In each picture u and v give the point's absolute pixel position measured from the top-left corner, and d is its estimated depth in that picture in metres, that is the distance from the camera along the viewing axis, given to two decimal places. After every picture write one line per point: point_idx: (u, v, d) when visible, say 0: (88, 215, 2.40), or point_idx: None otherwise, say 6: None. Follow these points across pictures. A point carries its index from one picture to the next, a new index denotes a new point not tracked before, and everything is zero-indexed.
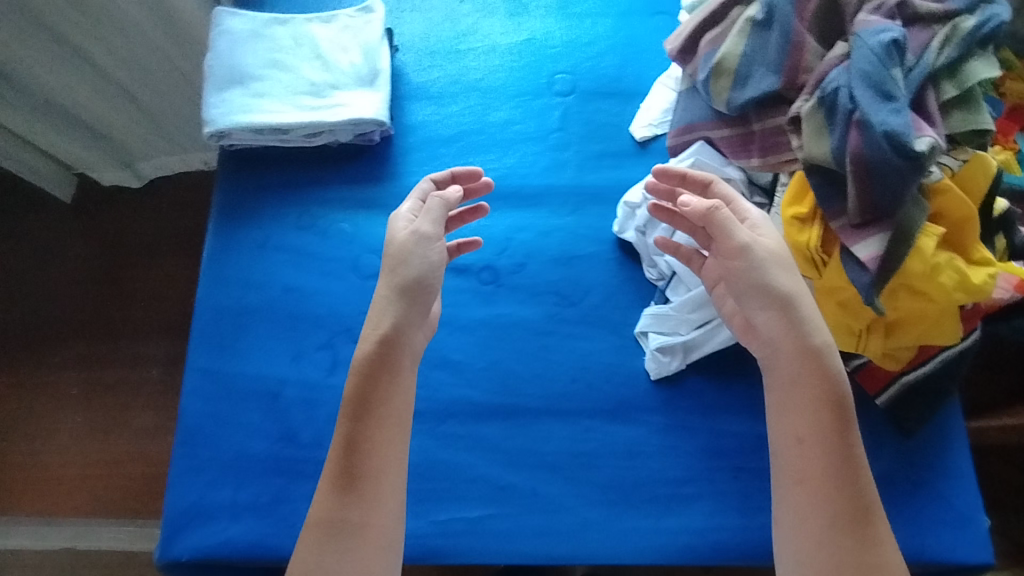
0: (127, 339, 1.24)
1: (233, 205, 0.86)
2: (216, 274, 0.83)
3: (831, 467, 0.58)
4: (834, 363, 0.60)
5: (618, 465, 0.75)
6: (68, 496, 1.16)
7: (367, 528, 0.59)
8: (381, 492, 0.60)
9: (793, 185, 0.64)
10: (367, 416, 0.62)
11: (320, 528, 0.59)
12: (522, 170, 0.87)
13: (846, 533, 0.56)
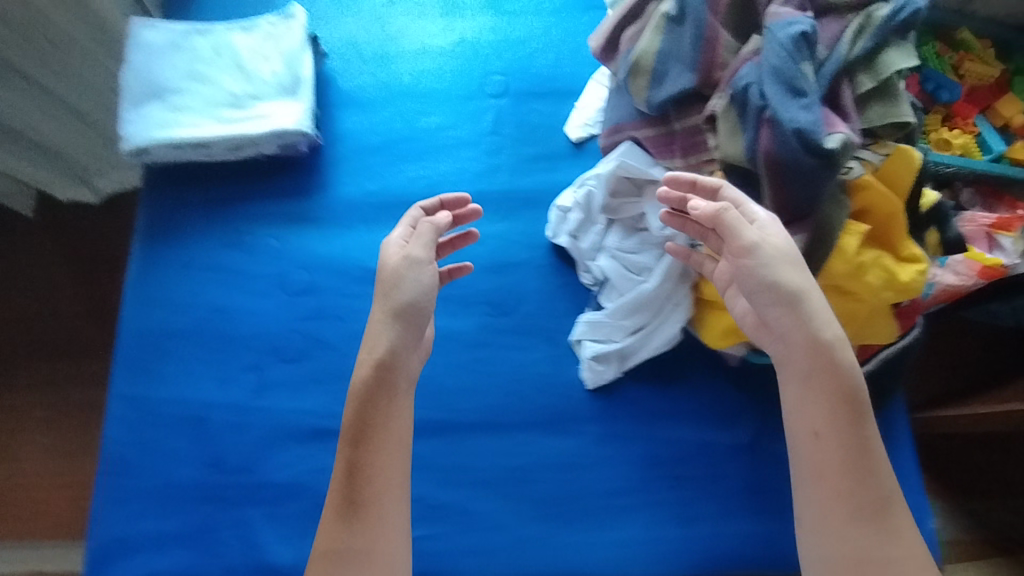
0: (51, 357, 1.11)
1: (156, 223, 0.83)
2: (140, 297, 0.80)
3: (846, 462, 0.54)
4: (846, 356, 0.55)
5: (554, 479, 0.72)
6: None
7: (372, 554, 0.57)
8: (383, 519, 0.58)
9: None
10: (366, 439, 0.59)
11: (325, 558, 0.57)
12: (454, 177, 0.84)
13: (866, 528, 0.53)
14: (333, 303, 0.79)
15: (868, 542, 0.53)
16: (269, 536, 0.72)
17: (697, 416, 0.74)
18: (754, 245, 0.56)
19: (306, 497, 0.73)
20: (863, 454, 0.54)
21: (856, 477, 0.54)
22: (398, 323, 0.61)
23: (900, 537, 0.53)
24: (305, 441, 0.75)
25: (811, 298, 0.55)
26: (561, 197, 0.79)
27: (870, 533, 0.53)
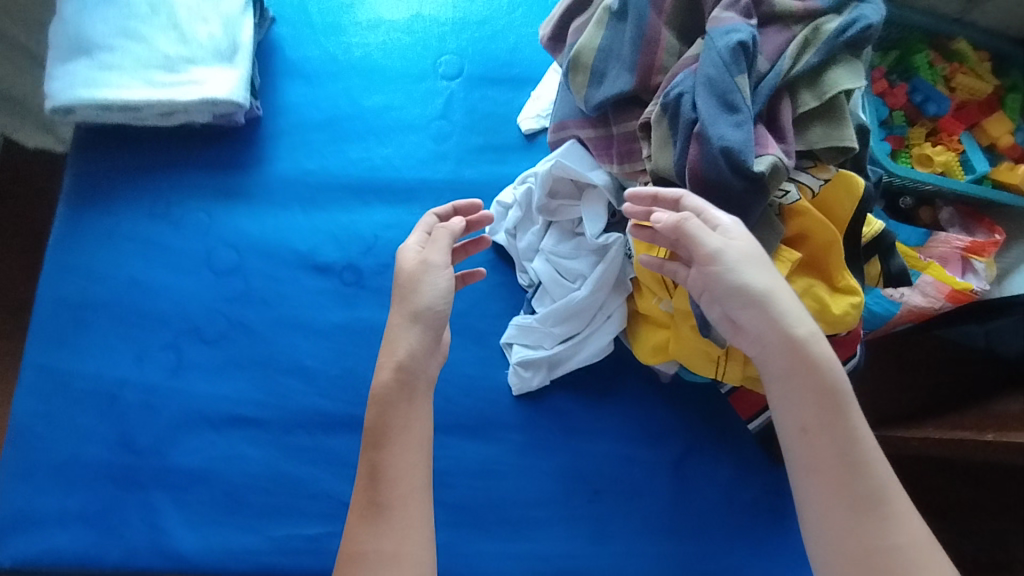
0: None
1: (83, 188, 0.80)
2: (61, 264, 0.77)
3: (841, 454, 0.49)
4: (821, 349, 0.50)
5: (470, 485, 0.70)
6: None
7: (396, 564, 0.52)
8: (407, 525, 0.54)
9: None
10: (394, 440, 0.56)
11: (349, 565, 0.53)
12: (397, 161, 0.80)
13: (869, 521, 0.48)
14: (260, 285, 0.76)
15: (876, 537, 0.48)
16: (173, 521, 0.70)
17: (625, 431, 0.71)
18: (720, 256, 0.50)
19: (214, 485, 0.71)
20: (855, 444, 0.50)
21: (852, 470, 0.49)
22: (419, 328, 0.57)
23: (903, 524, 0.49)
24: (219, 426, 0.72)
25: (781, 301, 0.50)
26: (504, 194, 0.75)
27: (877, 526, 0.48)
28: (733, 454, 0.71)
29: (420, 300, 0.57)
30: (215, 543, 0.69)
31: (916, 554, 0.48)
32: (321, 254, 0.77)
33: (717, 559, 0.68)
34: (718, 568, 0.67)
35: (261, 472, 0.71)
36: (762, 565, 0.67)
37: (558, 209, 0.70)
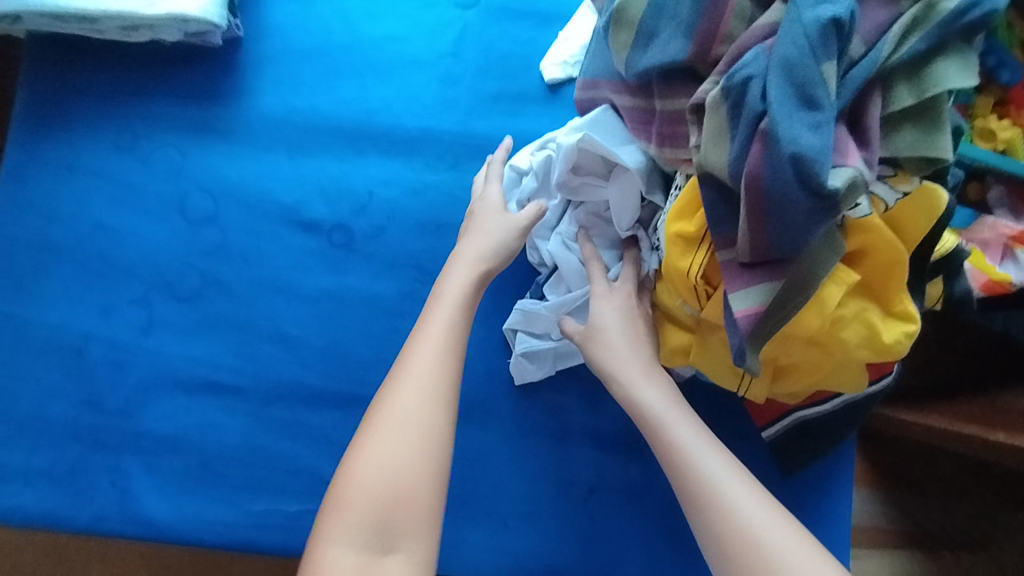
0: None
1: (39, 109, 0.70)
2: (16, 197, 0.69)
3: (675, 464, 0.55)
4: (648, 392, 0.58)
5: (459, 473, 0.66)
6: None
7: (430, 390, 0.53)
8: (448, 369, 0.54)
9: (686, 193, 0.49)
10: (448, 298, 0.58)
11: (390, 386, 0.53)
12: (398, 105, 0.70)
13: (708, 514, 0.51)
14: (239, 238, 0.69)
15: (719, 526, 0.51)
16: (144, 487, 0.66)
17: (628, 430, 0.66)
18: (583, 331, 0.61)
19: (188, 452, 0.66)
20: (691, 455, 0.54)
21: (683, 474, 0.54)
22: (495, 252, 0.61)
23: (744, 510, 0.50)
24: (192, 391, 0.67)
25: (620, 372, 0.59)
26: (518, 156, 0.65)
27: (718, 518, 0.51)
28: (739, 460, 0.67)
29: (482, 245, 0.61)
30: (188, 512, 0.66)
31: (765, 534, 0.49)
32: (307, 208, 0.69)
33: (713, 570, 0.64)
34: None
35: (237, 442, 0.67)
36: None
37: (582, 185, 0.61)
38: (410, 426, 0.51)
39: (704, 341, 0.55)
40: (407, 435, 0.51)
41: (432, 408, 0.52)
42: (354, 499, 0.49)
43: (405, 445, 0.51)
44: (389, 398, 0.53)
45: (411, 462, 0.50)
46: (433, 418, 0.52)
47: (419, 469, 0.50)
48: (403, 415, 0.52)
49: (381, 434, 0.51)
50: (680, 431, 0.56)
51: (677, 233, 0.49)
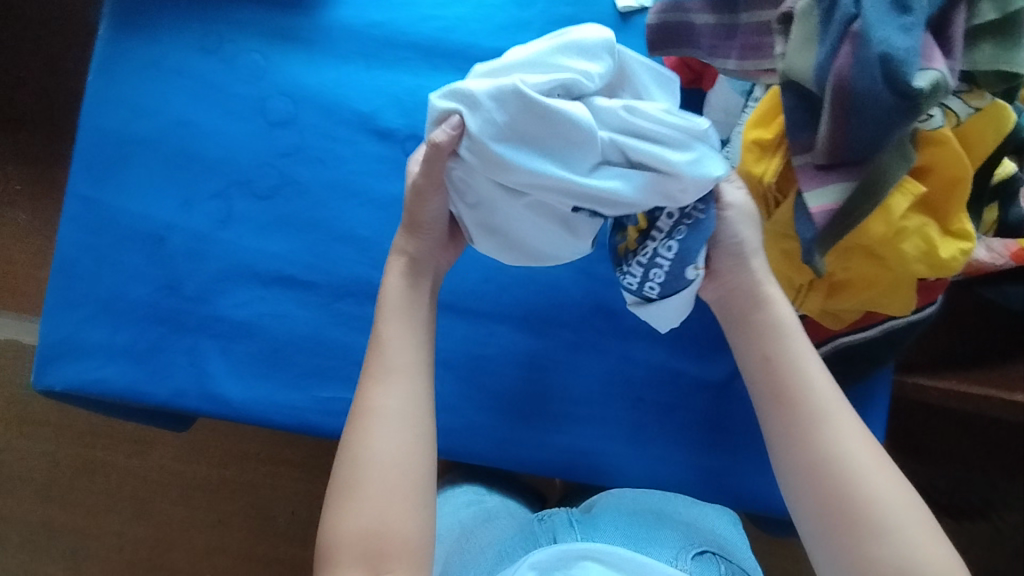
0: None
1: (129, 8, 0.72)
2: (103, 90, 0.71)
3: (793, 382, 0.52)
4: (778, 302, 0.55)
5: (515, 374, 0.71)
6: None
7: (405, 419, 0.52)
8: (416, 390, 0.54)
9: (765, 102, 0.52)
10: (399, 307, 0.56)
11: (363, 418, 0.52)
12: (473, 24, 0.72)
13: (822, 434, 0.50)
14: (316, 142, 0.72)
15: (828, 451, 0.50)
16: (219, 369, 0.70)
17: (679, 346, 0.71)
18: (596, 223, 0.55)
19: (261, 340, 0.71)
20: (808, 373, 0.52)
21: (801, 394, 0.52)
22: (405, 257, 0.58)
23: (850, 439, 0.50)
24: (268, 282, 0.71)
25: (751, 256, 0.54)
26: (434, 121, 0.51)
27: (829, 442, 0.50)
28: None
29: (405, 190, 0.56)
30: (261, 395, 0.70)
31: (870, 468, 0.49)
32: (383, 117, 0.72)
33: (751, 477, 0.69)
34: (749, 486, 0.68)
35: (308, 333, 0.71)
36: None
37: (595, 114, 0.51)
38: (385, 460, 0.51)
39: (786, 254, 0.57)
40: (384, 473, 0.51)
41: (411, 438, 0.52)
42: (345, 538, 0.50)
43: (387, 480, 0.51)
44: (363, 432, 0.52)
45: (389, 494, 0.50)
46: (411, 450, 0.52)
47: (403, 502, 0.51)
48: (383, 447, 0.51)
49: (357, 479, 0.51)
50: (801, 348, 0.53)
51: (753, 140, 0.53)
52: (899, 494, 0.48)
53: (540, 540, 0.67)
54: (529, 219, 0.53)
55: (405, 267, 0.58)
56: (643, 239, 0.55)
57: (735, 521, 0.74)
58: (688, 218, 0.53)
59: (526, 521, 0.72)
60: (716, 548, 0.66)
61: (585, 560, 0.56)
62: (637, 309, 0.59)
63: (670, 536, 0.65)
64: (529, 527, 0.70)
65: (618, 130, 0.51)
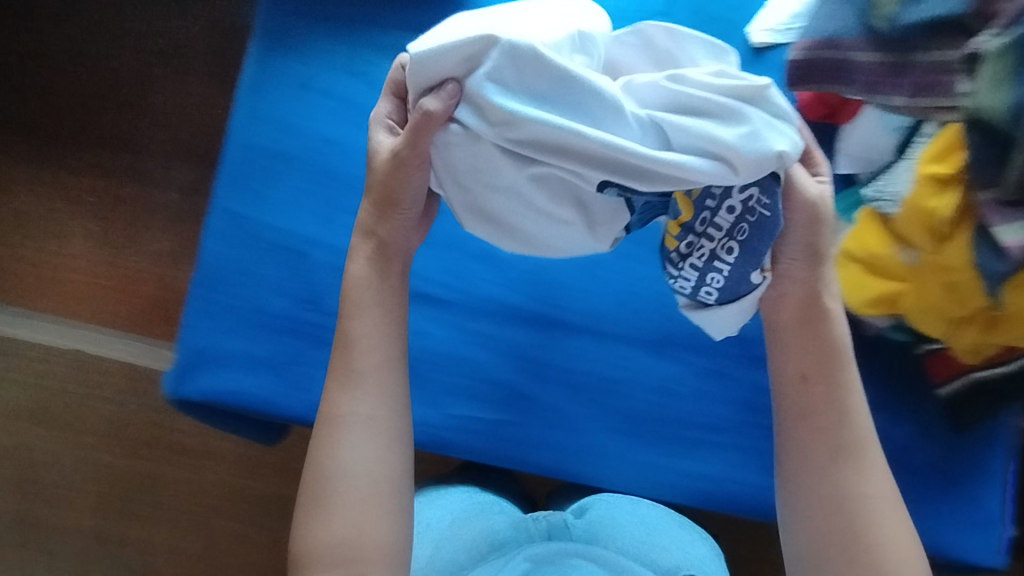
0: (152, 161, 1.27)
1: (279, 28, 0.75)
2: (251, 108, 0.73)
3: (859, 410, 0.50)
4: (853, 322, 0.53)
5: (647, 399, 0.72)
6: (95, 305, 1.25)
7: (385, 433, 0.49)
8: (389, 393, 0.51)
9: (942, 139, 0.58)
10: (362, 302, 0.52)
11: (330, 429, 0.50)
12: None
13: (850, 470, 0.49)
14: None
15: (852, 487, 0.48)
16: None
17: None
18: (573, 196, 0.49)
19: None
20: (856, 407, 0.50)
21: (846, 427, 0.50)
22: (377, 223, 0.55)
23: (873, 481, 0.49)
24: (406, 300, 0.72)
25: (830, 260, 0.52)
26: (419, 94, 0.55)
27: (852, 479, 0.48)
28: (911, 413, 0.72)
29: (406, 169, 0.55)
30: None
31: (887, 517, 0.48)
32: None
33: None
34: None
35: (444, 351, 0.72)
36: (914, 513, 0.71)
37: (636, 88, 0.48)
38: (354, 474, 0.48)
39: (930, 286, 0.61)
40: (363, 490, 0.48)
41: (387, 446, 0.50)
42: (326, 555, 0.47)
43: (346, 487, 0.48)
44: (330, 443, 0.49)
45: (370, 503, 0.48)
46: (377, 456, 0.49)
47: (365, 506, 0.48)
48: (359, 458, 0.49)
49: (318, 487, 0.49)
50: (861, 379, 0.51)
51: (931, 175, 0.57)
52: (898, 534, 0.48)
53: (534, 538, 0.71)
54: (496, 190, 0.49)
55: (371, 252, 0.53)
56: (698, 241, 0.50)
57: (708, 536, 0.73)
58: (751, 214, 0.48)
59: (517, 516, 0.74)
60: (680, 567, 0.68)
61: (575, 557, 0.65)
62: (693, 313, 0.55)
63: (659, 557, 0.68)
64: (522, 522, 0.73)
65: (665, 104, 0.46)
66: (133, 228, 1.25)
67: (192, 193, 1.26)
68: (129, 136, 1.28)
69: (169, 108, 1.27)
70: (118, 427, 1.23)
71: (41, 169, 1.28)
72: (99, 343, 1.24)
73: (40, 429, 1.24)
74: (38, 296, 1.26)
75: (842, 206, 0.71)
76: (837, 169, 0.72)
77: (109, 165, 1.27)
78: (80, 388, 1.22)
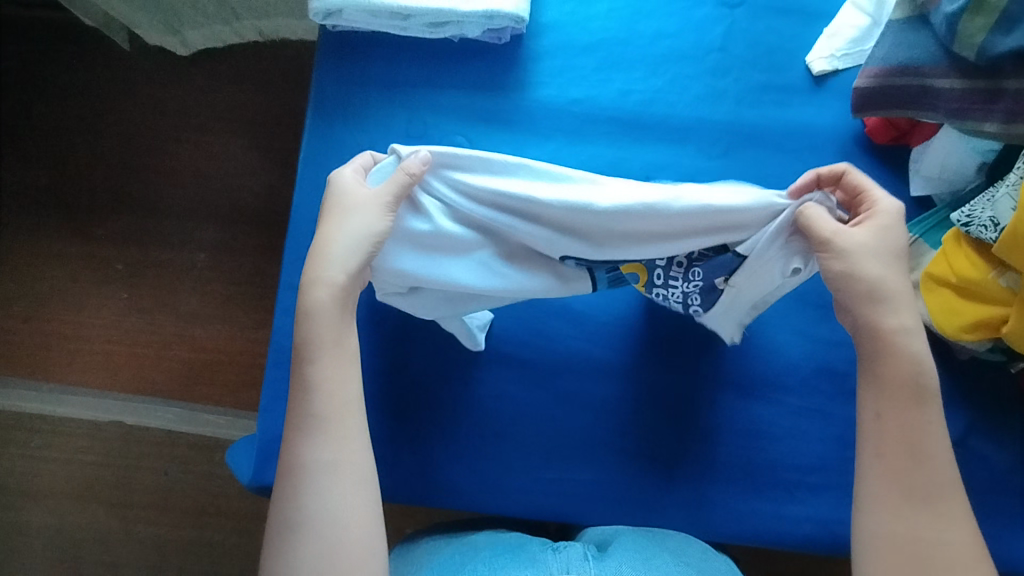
0: (173, 221, 1.20)
1: (332, 98, 0.74)
2: (313, 181, 0.73)
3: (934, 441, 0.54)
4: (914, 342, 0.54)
5: (742, 444, 0.70)
6: (119, 375, 1.15)
7: (336, 474, 0.53)
8: (350, 435, 0.55)
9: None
10: (328, 351, 0.55)
11: (294, 475, 0.53)
12: (670, 96, 0.75)
13: (924, 509, 0.52)
14: None
15: (916, 526, 0.52)
16: (446, 457, 0.69)
17: None
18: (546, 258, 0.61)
19: (484, 423, 0.70)
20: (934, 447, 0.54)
21: (914, 466, 0.53)
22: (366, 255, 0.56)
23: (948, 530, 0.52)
24: (486, 364, 0.71)
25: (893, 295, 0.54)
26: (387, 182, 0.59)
27: (926, 520, 0.52)
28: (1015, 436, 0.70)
29: (363, 227, 0.54)
30: (490, 479, 0.69)
31: (967, 560, 0.52)
32: None
33: (990, 538, 0.68)
34: (994, 546, 0.67)
35: (530, 413, 0.70)
36: None
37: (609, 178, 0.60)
38: (347, 522, 0.52)
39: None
40: (341, 535, 0.52)
41: (350, 487, 0.54)
42: None
43: (331, 539, 0.52)
44: (298, 490, 0.53)
45: (330, 553, 0.51)
46: (342, 506, 0.53)
47: (358, 552, 0.52)
48: (323, 504, 0.53)
49: (296, 538, 0.52)
50: (927, 418, 0.54)
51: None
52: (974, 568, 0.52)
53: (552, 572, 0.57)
54: (474, 269, 0.59)
55: (332, 288, 0.55)
56: (666, 289, 0.64)
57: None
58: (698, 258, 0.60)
59: (537, 547, 0.62)
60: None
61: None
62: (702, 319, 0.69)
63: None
64: (540, 555, 0.60)
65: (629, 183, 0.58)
66: (162, 294, 1.17)
67: (222, 252, 1.19)
68: (149, 198, 1.21)
69: (190, 168, 1.22)
70: (164, 504, 1.11)
71: (56, 241, 1.20)
72: (129, 412, 1.14)
73: (70, 520, 1.11)
74: (66, 372, 1.15)
75: (922, 227, 0.70)
76: (914, 191, 0.71)
77: (130, 229, 1.19)
78: (116, 469, 1.12)
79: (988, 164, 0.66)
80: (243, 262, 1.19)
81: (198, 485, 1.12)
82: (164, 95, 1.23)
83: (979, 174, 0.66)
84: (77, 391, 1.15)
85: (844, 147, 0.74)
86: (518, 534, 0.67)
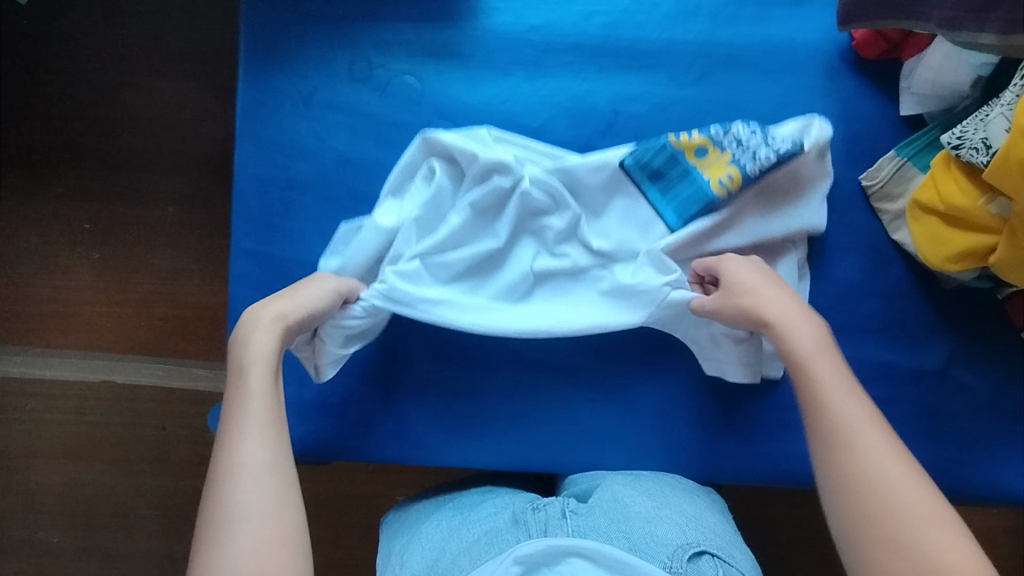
0: (126, 166, 1.05)
1: (268, 42, 0.69)
2: (255, 135, 0.68)
3: (828, 410, 0.53)
4: (793, 330, 0.57)
5: (720, 386, 0.69)
6: (97, 335, 1.04)
7: (262, 472, 0.51)
8: (273, 438, 0.53)
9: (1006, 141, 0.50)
10: (257, 366, 0.55)
11: (225, 476, 0.50)
12: (638, 18, 0.69)
13: (846, 454, 0.51)
14: None
15: (845, 465, 0.50)
16: (417, 417, 0.68)
17: (887, 338, 0.68)
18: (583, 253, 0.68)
19: (456, 380, 0.68)
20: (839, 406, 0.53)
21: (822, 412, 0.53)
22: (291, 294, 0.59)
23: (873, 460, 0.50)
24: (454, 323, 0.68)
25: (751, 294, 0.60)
26: (418, 180, 0.65)
27: (849, 458, 0.50)
28: (999, 364, 0.68)
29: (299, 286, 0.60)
30: (462, 435, 0.68)
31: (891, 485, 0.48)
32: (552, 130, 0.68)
33: (971, 465, 0.67)
34: (973, 471, 0.67)
35: (502, 367, 0.68)
36: (1016, 467, 0.67)
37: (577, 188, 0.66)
38: (253, 518, 0.49)
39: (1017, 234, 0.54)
40: (247, 534, 0.48)
41: (272, 487, 0.51)
42: None
43: (245, 532, 0.48)
44: (223, 489, 0.50)
45: (258, 543, 0.48)
46: (278, 498, 0.50)
47: (258, 549, 0.47)
48: (234, 499, 0.49)
49: (219, 526, 0.48)
50: (825, 371, 0.55)
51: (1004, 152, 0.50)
52: (905, 495, 0.48)
53: (530, 533, 0.56)
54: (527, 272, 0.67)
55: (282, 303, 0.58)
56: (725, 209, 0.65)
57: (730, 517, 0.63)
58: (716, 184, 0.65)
59: (520, 508, 0.61)
60: (721, 553, 0.55)
61: (573, 556, 0.51)
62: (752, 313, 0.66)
63: (666, 533, 0.56)
64: (521, 515, 0.59)
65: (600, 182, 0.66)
66: (130, 251, 1.04)
67: (193, 203, 1.04)
68: (97, 138, 1.05)
69: (137, 99, 1.05)
70: (167, 457, 1.02)
71: (8, 199, 1.05)
72: (118, 371, 1.03)
73: (63, 491, 1.02)
74: (52, 338, 1.04)
75: (910, 150, 0.65)
76: (903, 111, 0.67)
77: (84, 175, 1.05)
78: (99, 442, 1.02)
79: (983, 80, 0.61)
80: (214, 211, 1.05)
81: (197, 440, 1.02)
82: (98, 25, 1.05)
83: (971, 94, 0.62)
84: (55, 352, 1.04)
85: (830, 64, 0.69)
86: (506, 490, 0.67)
